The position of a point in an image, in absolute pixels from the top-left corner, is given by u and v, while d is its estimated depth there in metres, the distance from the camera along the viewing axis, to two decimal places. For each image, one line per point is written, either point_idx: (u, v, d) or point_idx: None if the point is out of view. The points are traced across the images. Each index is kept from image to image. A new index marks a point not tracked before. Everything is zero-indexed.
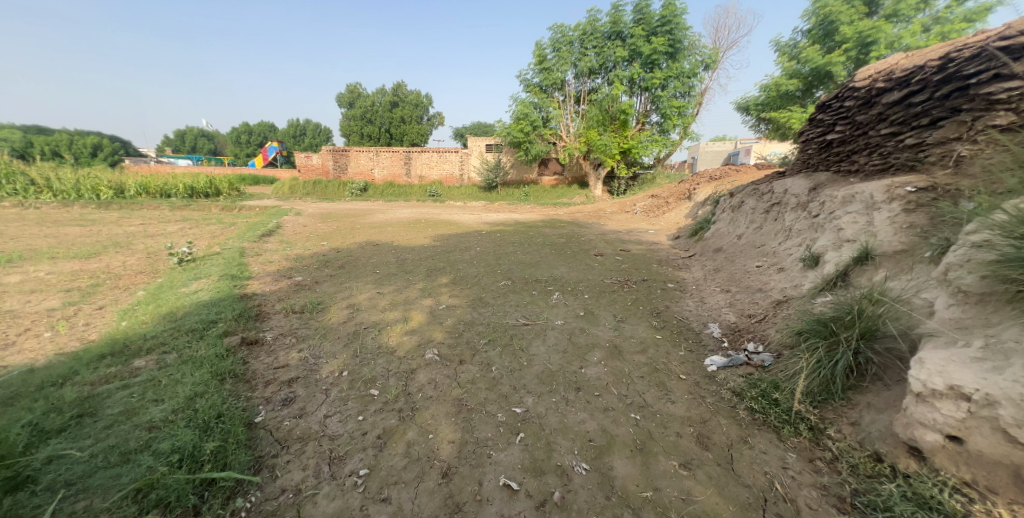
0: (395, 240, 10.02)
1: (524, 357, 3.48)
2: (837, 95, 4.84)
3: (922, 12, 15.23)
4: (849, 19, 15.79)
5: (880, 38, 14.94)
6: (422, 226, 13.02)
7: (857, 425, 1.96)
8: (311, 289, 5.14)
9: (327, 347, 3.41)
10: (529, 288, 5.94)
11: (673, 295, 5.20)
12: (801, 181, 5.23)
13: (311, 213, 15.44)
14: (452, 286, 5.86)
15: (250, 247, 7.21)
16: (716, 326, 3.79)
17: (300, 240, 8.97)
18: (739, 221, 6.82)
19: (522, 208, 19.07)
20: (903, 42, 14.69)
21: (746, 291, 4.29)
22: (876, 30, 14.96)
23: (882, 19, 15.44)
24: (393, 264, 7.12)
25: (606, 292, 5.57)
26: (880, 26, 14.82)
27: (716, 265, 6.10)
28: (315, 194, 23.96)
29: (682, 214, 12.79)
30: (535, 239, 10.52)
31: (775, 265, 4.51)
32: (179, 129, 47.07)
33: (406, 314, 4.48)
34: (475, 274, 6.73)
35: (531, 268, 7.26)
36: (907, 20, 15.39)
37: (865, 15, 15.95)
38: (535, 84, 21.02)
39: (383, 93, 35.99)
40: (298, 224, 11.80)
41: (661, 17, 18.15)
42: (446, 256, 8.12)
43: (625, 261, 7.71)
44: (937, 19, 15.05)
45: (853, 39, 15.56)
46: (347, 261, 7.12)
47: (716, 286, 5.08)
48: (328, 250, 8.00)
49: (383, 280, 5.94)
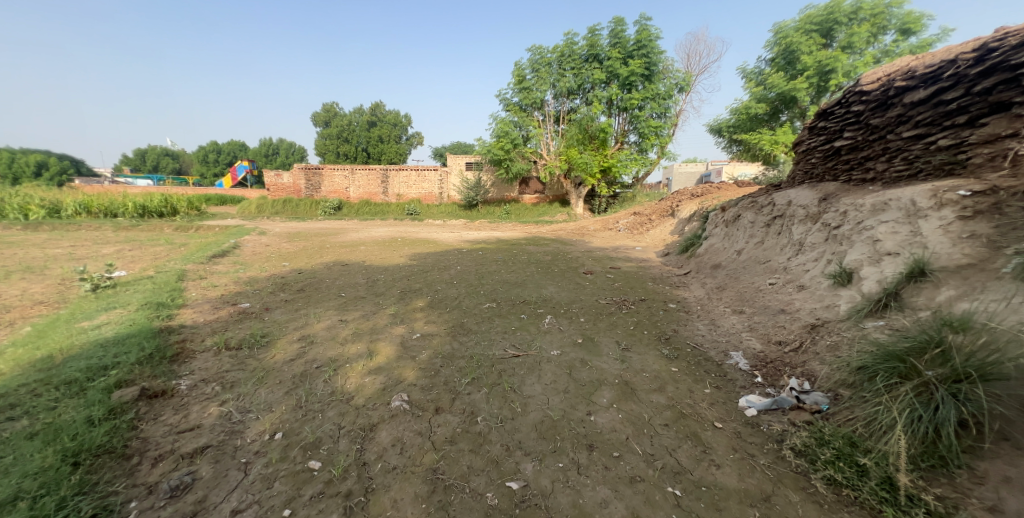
0: (366, 259, 9.20)
1: (517, 401, 2.80)
2: (842, 101, 4.59)
3: (873, 45, 16.09)
4: (809, 49, 16.53)
5: (837, 67, 15.65)
6: (397, 245, 12.25)
7: (997, 511, 1.40)
8: (258, 318, 4.32)
9: (261, 397, 2.63)
10: (517, 311, 5.30)
11: (678, 317, 4.67)
12: (807, 193, 4.90)
13: (277, 232, 14.40)
14: (428, 310, 5.15)
15: (193, 269, 6.29)
16: (740, 355, 3.23)
17: (257, 261, 8.04)
18: (736, 236, 6.47)
19: (503, 226, 18.57)
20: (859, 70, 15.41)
21: (764, 312, 3.79)
22: (833, 59, 15.69)
23: (838, 49, 16.20)
24: (361, 286, 6.35)
25: (603, 315, 4.99)
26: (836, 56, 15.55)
27: (718, 283, 5.64)
28: (285, 213, 22.79)
29: (667, 231, 12.56)
30: (519, 257, 9.92)
31: (792, 283, 4.06)
32: (141, 148, 44.82)
33: (373, 346, 3.74)
34: (454, 296, 6.03)
35: (516, 288, 6.63)
36: (859, 52, 16.19)
37: (822, 47, 16.75)
38: (515, 103, 20.97)
39: (361, 112, 35.42)
40: (260, 244, 10.84)
41: (636, 41, 18.59)
42: (422, 277, 7.40)
43: (617, 280, 7.19)
44: (886, 52, 15.94)
45: (814, 68, 16.26)
46: (307, 284, 6.29)
47: (725, 307, 4.57)
48: (288, 272, 7.15)
49: (348, 305, 5.17)
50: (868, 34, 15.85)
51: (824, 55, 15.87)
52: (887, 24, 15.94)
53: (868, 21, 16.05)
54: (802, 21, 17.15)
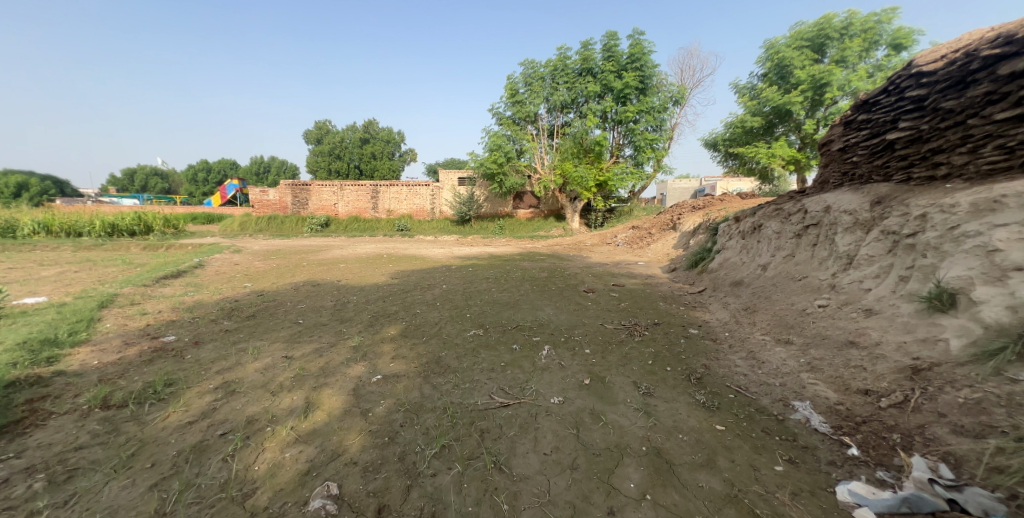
0: (343, 279, 8.28)
1: (502, 492, 1.92)
2: (890, 88, 3.97)
3: (866, 59, 15.74)
4: (801, 64, 16.23)
5: (832, 80, 15.27)
6: (382, 262, 11.35)
7: None
8: (177, 355, 3.37)
9: (107, 496, 1.71)
10: (510, 339, 4.42)
11: (706, 348, 3.83)
12: (853, 197, 4.16)
13: (255, 250, 13.48)
14: (402, 340, 4.25)
15: (128, 293, 5.35)
16: (808, 408, 2.36)
17: (215, 283, 7.09)
18: (760, 250, 5.72)
19: (496, 241, 17.78)
20: (853, 84, 15.03)
21: (826, 345, 2.94)
22: (827, 73, 15.34)
23: (831, 64, 15.87)
24: (327, 310, 5.45)
25: (613, 345, 4.12)
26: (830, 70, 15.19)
27: (744, 304, 4.84)
28: (269, 231, 21.89)
29: (670, 246, 11.80)
30: (513, 274, 9.06)
31: (852, 306, 3.25)
32: (130, 167, 43.94)
33: (316, 394, 2.82)
34: (434, 322, 5.13)
35: (509, 311, 5.74)
36: (852, 66, 15.82)
37: (814, 61, 16.44)
38: (508, 117, 20.50)
39: (353, 129, 34.91)
40: (229, 263, 9.87)
41: (630, 54, 18.29)
42: (401, 298, 6.51)
43: (623, 299, 6.34)
44: (878, 67, 15.63)
45: (808, 81, 15.89)
46: (263, 309, 5.34)
47: (762, 335, 3.73)
48: (247, 294, 6.21)
49: (303, 336, 4.23)
50: (860, 49, 15.56)
51: (818, 69, 15.53)
52: (878, 39, 15.70)
53: (859, 36, 15.80)
54: (793, 37, 16.93)
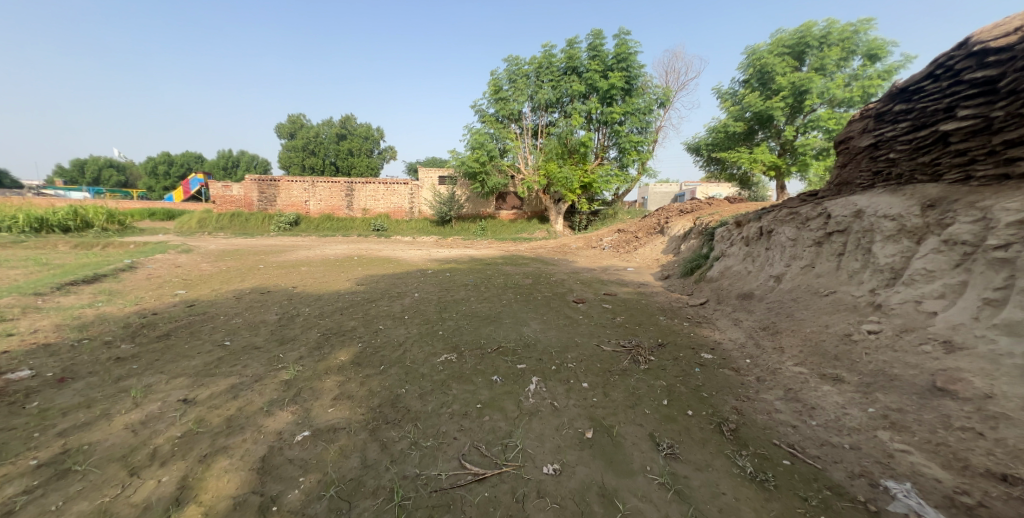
0: (301, 285, 7.27)
1: None
2: (940, 71, 3.44)
3: (843, 68, 15.74)
4: (782, 70, 16.04)
5: (812, 87, 15.10)
6: (350, 265, 10.30)
7: None
8: (13, 403, 2.38)
9: None
10: (490, 367, 3.61)
11: (728, 382, 3.13)
12: (893, 199, 3.56)
13: (208, 250, 12.16)
14: (353, 371, 3.37)
15: (6, 306, 4.23)
16: (913, 496, 1.65)
17: (138, 290, 5.93)
18: (773, 258, 5.12)
19: (477, 243, 16.94)
20: (832, 92, 14.95)
21: (900, 389, 2.26)
22: (808, 80, 15.20)
23: (811, 71, 15.76)
24: (268, 327, 4.45)
25: (616, 377, 3.37)
26: (810, 77, 15.06)
27: (761, 323, 4.20)
28: (231, 228, 20.37)
29: (659, 250, 11.29)
30: (494, 280, 8.24)
31: (918, 334, 2.59)
32: (81, 159, 40.68)
33: (201, 470, 1.93)
34: (399, 342, 4.28)
35: (488, 327, 4.90)
36: (830, 75, 15.78)
37: (795, 68, 16.32)
38: (491, 115, 19.67)
39: (329, 124, 33.24)
40: (169, 265, 8.63)
41: (616, 54, 17.78)
42: (363, 310, 5.58)
43: (619, 312, 5.59)
44: (854, 76, 15.66)
45: (789, 88, 15.74)
46: (183, 324, 4.29)
47: (796, 366, 3.04)
48: (172, 304, 5.12)
49: (220, 364, 3.26)
50: (838, 57, 15.51)
51: (798, 76, 15.37)
52: (855, 48, 15.67)
53: (837, 45, 15.79)
54: (774, 44, 16.76)
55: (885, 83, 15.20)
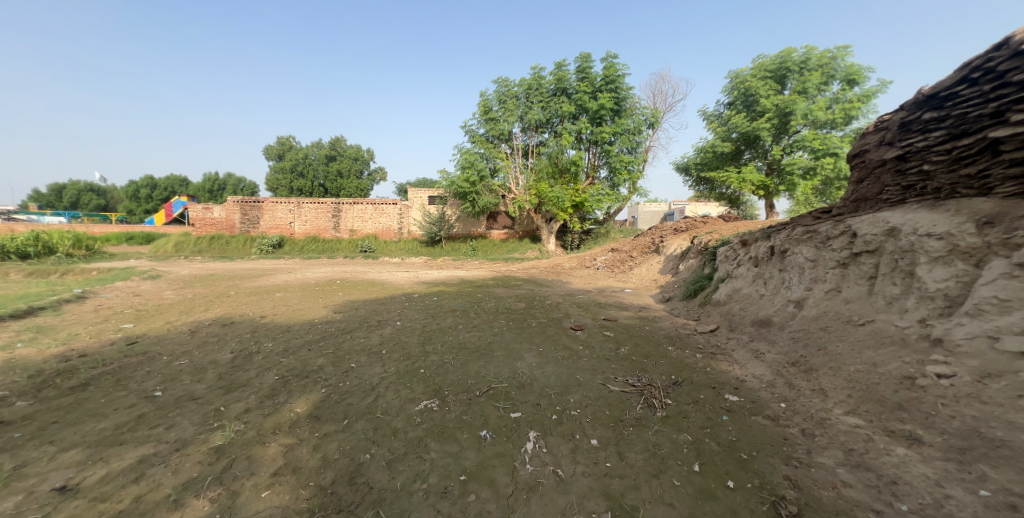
0: (271, 314, 6.57)
1: None
2: (977, 74, 3.15)
3: (825, 91, 15.94)
4: (766, 93, 16.18)
5: (795, 109, 15.24)
6: (330, 290, 9.58)
7: None
8: None
9: None
10: (477, 419, 2.99)
11: (767, 436, 2.55)
12: (935, 216, 3.19)
13: (179, 276, 11.35)
14: (307, 429, 2.72)
15: None
16: None
17: (77, 325, 5.19)
18: (791, 280, 4.65)
19: (468, 264, 16.37)
20: (815, 113, 15.08)
21: (1016, 464, 1.73)
22: (791, 102, 15.32)
23: (793, 94, 15.94)
24: (216, 369, 3.77)
25: (629, 432, 2.77)
26: (793, 99, 15.18)
27: (790, 356, 3.67)
28: (210, 252, 19.53)
29: (655, 270, 10.88)
30: (485, 304, 7.63)
31: (1010, 383, 2.11)
32: (59, 183, 39.40)
33: None
34: (371, 384, 3.64)
35: (477, 362, 4.28)
36: (812, 98, 15.95)
37: (778, 91, 16.48)
38: (481, 135, 19.51)
39: (318, 146, 32.85)
40: (127, 295, 7.85)
41: (604, 76, 17.84)
42: (335, 344, 4.92)
43: (622, 341, 5.01)
44: (836, 99, 15.85)
45: (773, 110, 15.85)
46: (110, 368, 3.59)
47: (849, 416, 2.51)
48: (107, 343, 4.40)
49: (136, 423, 2.60)
50: (819, 81, 15.76)
51: (781, 98, 15.55)
52: (834, 73, 15.96)
53: (816, 70, 16.05)
54: (756, 68, 16.96)
55: (865, 105, 15.43)
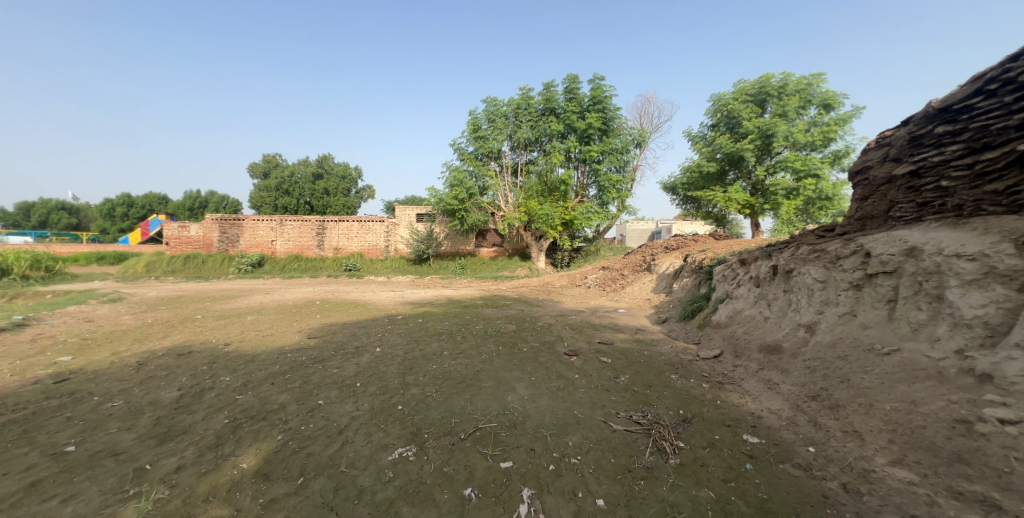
0: (237, 341, 5.98)
1: None
2: (994, 86, 3.02)
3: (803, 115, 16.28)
4: (749, 116, 16.42)
5: (777, 131, 15.47)
6: (308, 312, 8.99)
7: None
8: None
9: None
10: (462, 473, 2.51)
11: (802, 493, 2.15)
12: (962, 235, 2.98)
13: (143, 298, 10.57)
14: (249, 494, 2.22)
15: None
16: None
17: (5, 359, 4.55)
18: (800, 301, 4.34)
19: (456, 283, 15.89)
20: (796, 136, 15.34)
21: None
22: (773, 124, 15.54)
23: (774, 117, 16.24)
24: (153, 412, 3.22)
25: (639, 488, 2.33)
26: (775, 122, 15.41)
27: (810, 387, 3.32)
28: (184, 272, 18.64)
29: (648, 289, 10.61)
30: (474, 327, 7.17)
31: None
32: (27, 201, 37.73)
33: None
34: (339, 426, 3.15)
35: (463, 395, 3.82)
36: (793, 120, 16.26)
37: (759, 114, 16.76)
38: (470, 153, 19.39)
39: (305, 163, 32.35)
40: (79, 321, 7.13)
41: (591, 96, 17.99)
42: (304, 376, 4.39)
43: (622, 369, 4.59)
44: (814, 123, 16.19)
45: (755, 132, 16.07)
46: (21, 416, 3.01)
47: (897, 469, 2.14)
48: (31, 381, 3.79)
49: (26, 497, 2.08)
50: (797, 105, 16.13)
51: (762, 121, 15.79)
52: (811, 98, 16.36)
53: (794, 95, 16.43)
54: (737, 92, 17.27)
55: (841, 128, 15.84)
